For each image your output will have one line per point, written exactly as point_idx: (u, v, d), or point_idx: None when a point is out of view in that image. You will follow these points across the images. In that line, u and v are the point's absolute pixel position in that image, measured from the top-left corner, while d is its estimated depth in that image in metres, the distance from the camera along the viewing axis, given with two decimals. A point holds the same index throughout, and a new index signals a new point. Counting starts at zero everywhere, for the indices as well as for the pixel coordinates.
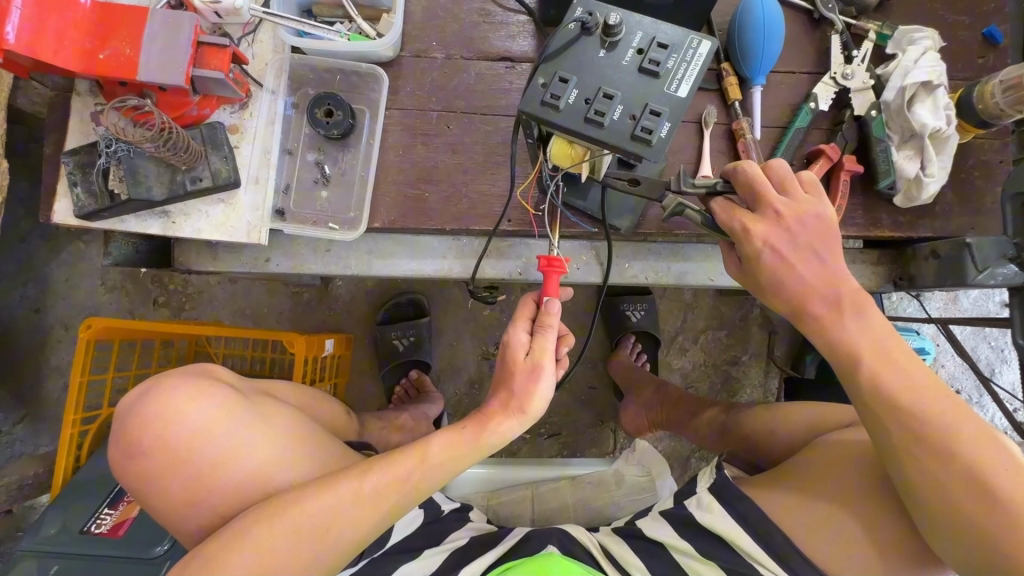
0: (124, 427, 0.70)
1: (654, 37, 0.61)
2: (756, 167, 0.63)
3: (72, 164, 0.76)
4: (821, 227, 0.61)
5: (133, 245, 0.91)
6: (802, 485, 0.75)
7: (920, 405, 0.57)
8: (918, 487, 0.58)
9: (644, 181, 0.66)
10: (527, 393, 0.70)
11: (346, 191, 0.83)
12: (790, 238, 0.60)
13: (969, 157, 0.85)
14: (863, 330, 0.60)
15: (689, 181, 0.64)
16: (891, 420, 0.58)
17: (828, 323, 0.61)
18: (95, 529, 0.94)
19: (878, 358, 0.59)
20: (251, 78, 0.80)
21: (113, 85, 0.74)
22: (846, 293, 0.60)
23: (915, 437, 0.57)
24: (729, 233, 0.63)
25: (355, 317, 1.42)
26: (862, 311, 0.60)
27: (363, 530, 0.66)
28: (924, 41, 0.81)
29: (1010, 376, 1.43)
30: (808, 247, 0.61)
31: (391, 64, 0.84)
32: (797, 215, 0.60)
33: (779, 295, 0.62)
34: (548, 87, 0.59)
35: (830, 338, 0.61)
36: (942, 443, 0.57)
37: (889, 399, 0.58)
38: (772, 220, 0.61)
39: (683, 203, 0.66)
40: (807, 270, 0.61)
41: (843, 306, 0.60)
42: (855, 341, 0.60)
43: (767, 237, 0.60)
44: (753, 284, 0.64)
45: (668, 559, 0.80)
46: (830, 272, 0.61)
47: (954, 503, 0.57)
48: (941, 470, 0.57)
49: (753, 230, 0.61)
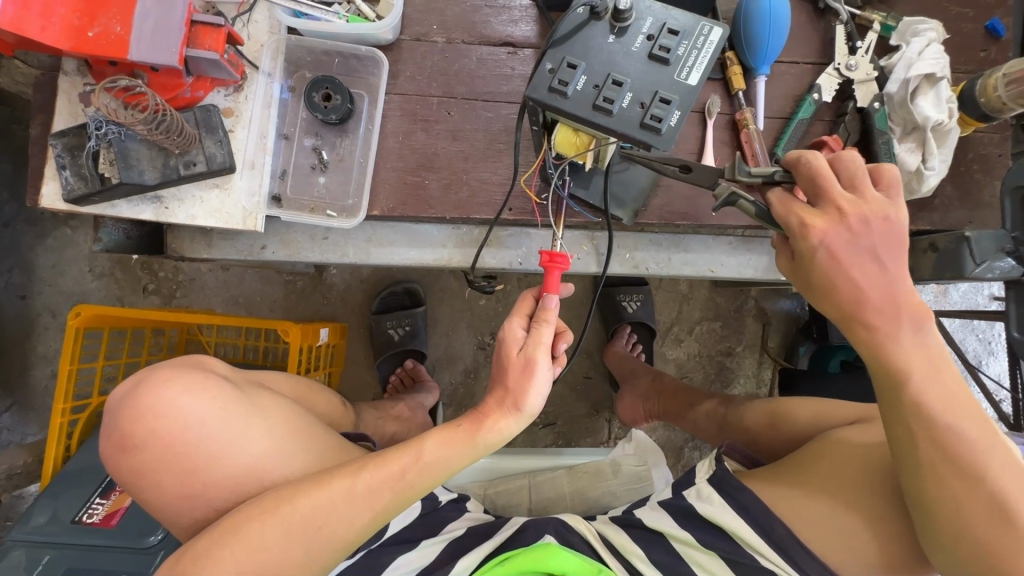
0: (116, 418, 0.68)
1: (664, 23, 0.59)
2: (820, 160, 0.61)
3: (60, 146, 0.73)
4: (887, 230, 0.58)
5: (123, 230, 0.87)
6: (812, 480, 0.75)
7: (962, 430, 0.58)
8: (938, 509, 0.59)
9: (697, 169, 0.65)
10: (522, 390, 0.69)
11: (343, 176, 0.81)
12: (852, 238, 0.58)
13: (968, 150, 0.86)
14: (921, 346, 0.59)
15: (745, 169, 0.63)
16: (931, 441, 0.59)
17: (884, 334, 0.59)
18: (86, 519, 0.93)
19: (930, 380, 0.58)
20: (247, 59, 0.78)
21: (103, 65, 0.72)
22: (908, 306, 0.58)
23: (951, 460, 0.58)
24: (786, 229, 0.61)
25: (350, 306, 1.41)
26: (922, 325, 0.58)
27: (356, 530, 0.65)
28: (928, 32, 0.81)
29: (997, 367, 1.46)
30: (869, 250, 0.58)
31: (391, 48, 0.82)
32: (863, 214, 0.58)
33: (832, 300, 0.60)
34: (556, 73, 0.57)
35: (883, 351, 0.59)
36: (976, 471, 0.58)
37: (931, 421, 0.58)
38: (834, 216, 0.58)
39: (738, 193, 0.63)
40: (863, 276, 0.58)
41: (904, 319, 0.58)
42: (909, 359, 0.59)
43: (827, 236, 0.58)
44: (804, 284, 0.62)
45: (668, 548, 0.81)
46: (889, 280, 0.58)
47: (971, 527, 0.58)
48: (968, 495, 0.58)
49: (811, 226, 0.58)
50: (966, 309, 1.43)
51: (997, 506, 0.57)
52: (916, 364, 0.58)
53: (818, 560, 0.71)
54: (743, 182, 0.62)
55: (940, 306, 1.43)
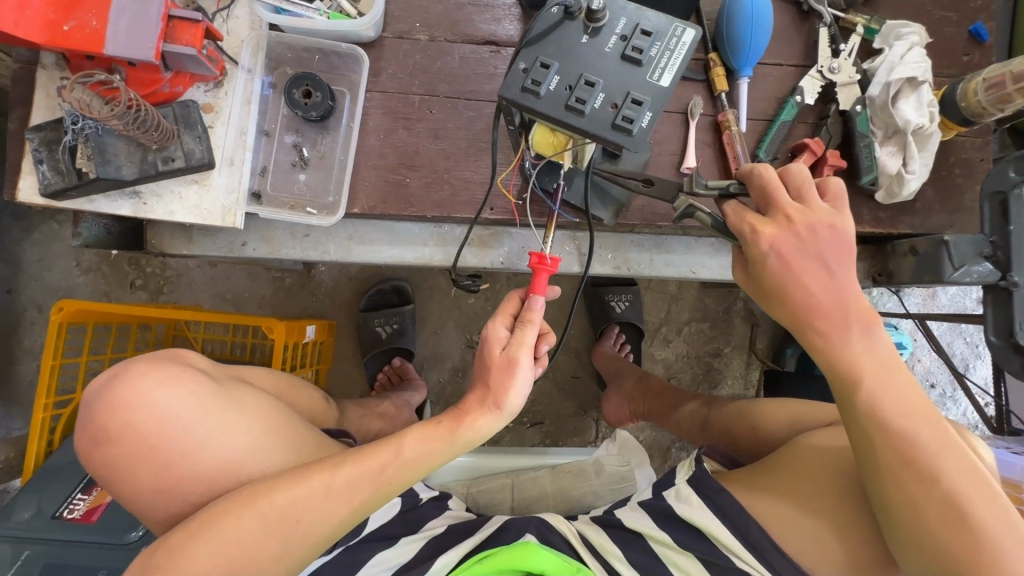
0: (91, 411, 0.68)
1: (638, 24, 0.59)
2: (772, 171, 0.63)
3: (36, 140, 0.73)
4: (834, 239, 0.60)
5: (104, 225, 0.87)
6: (783, 478, 0.76)
7: (914, 431, 0.59)
8: (897, 509, 0.60)
9: (658, 182, 0.69)
10: (503, 388, 0.69)
11: (324, 174, 0.81)
12: (800, 246, 0.59)
13: (950, 154, 0.86)
14: (870, 351, 0.60)
15: (701, 182, 0.64)
16: (885, 443, 0.60)
17: (835, 339, 0.60)
18: (67, 514, 0.93)
19: (881, 382, 0.60)
20: (226, 55, 0.77)
21: (80, 59, 0.71)
22: (857, 311, 0.60)
23: (907, 461, 0.59)
24: (739, 237, 0.62)
25: (337, 304, 1.40)
26: (870, 329, 0.60)
27: (333, 526, 0.65)
28: (910, 36, 0.81)
29: (983, 371, 1.46)
30: (818, 256, 0.60)
31: (374, 45, 0.82)
32: (811, 222, 0.60)
33: (786, 305, 0.61)
34: (529, 73, 0.57)
35: (835, 355, 0.61)
36: (931, 471, 0.59)
37: (883, 421, 0.60)
38: (783, 224, 0.60)
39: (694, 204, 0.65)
40: (815, 281, 0.60)
41: (853, 324, 0.60)
42: (861, 362, 0.60)
43: (776, 242, 0.60)
44: (757, 290, 0.63)
45: (648, 549, 0.81)
46: (838, 285, 0.60)
47: (928, 527, 0.59)
48: (925, 494, 0.59)
49: (761, 233, 0.60)
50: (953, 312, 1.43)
51: (952, 506, 0.58)
52: (867, 367, 0.60)
53: (793, 563, 0.71)
54: (699, 195, 0.64)
55: (927, 309, 1.43)
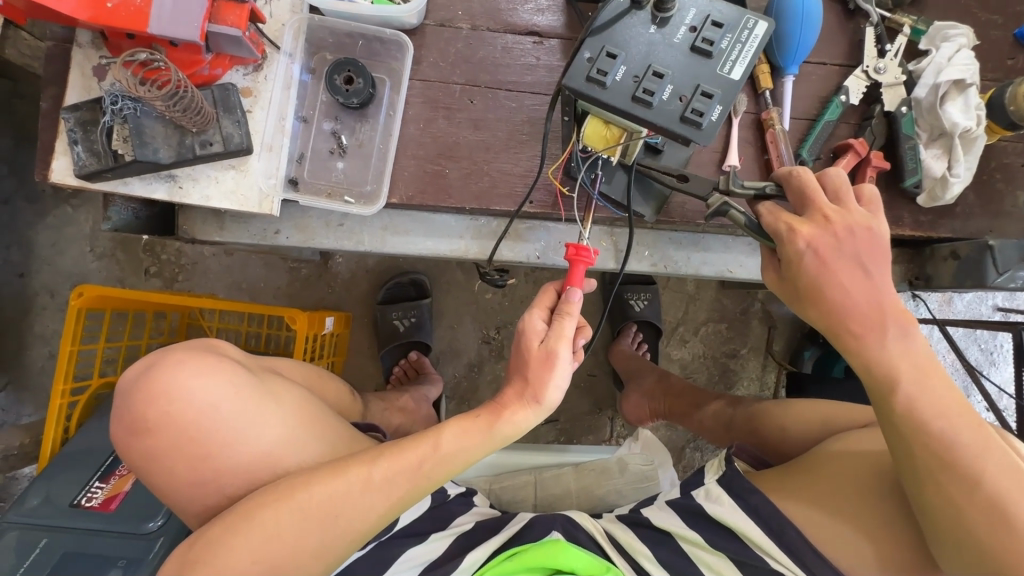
0: (127, 401, 0.67)
1: (708, 15, 0.59)
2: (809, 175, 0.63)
3: (73, 120, 0.71)
4: (871, 240, 0.59)
5: (132, 210, 0.86)
6: (813, 479, 0.75)
7: (953, 434, 0.57)
8: (938, 513, 0.59)
9: (693, 179, 0.69)
10: (541, 382, 0.68)
11: (363, 162, 0.80)
12: (837, 246, 0.58)
13: (992, 158, 0.85)
14: (907, 353, 0.58)
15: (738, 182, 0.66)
16: (923, 447, 0.58)
17: (870, 342, 0.58)
18: (85, 503, 0.91)
19: (919, 385, 0.58)
20: (268, 39, 0.76)
21: (120, 38, 0.70)
22: (892, 311, 0.58)
23: (944, 464, 0.58)
24: (774, 237, 0.61)
25: (354, 296, 1.39)
26: (907, 330, 0.58)
27: (370, 522, 0.64)
28: (958, 38, 0.80)
29: (998, 378, 1.46)
30: (854, 256, 0.58)
31: (415, 32, 0.80)
32: (848, 223, 0.59)
33: (819, 306, 0.60)
34: (594, 62, 0.57)
35: (871, 358, 0.59)
36: (971, 473, 0.57)
37: (922, 424, 0.58)
38: (819, 223, 0.59)
39: (730, 203, 0.65)
40: (851, 283, 0.58)
41: (889, 326, 0.58)
42: (898, 364, 0.58)
43: (812, 240, 0.59)
44: (791, 292, 0.62)
45: (678, 549, 0.81)
46: (875, 286, 0.58)
47: (968, 529, 0.57)
48: (966, 497, 0.57)
49: (798, 232, 0.59)
50: (970, 319, 1.43)
51: (995, 508, 0.56)
52: (904, 369, 0.58)
53: (826, 561, 0.70)
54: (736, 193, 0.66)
55: (945, 314, 1.43)
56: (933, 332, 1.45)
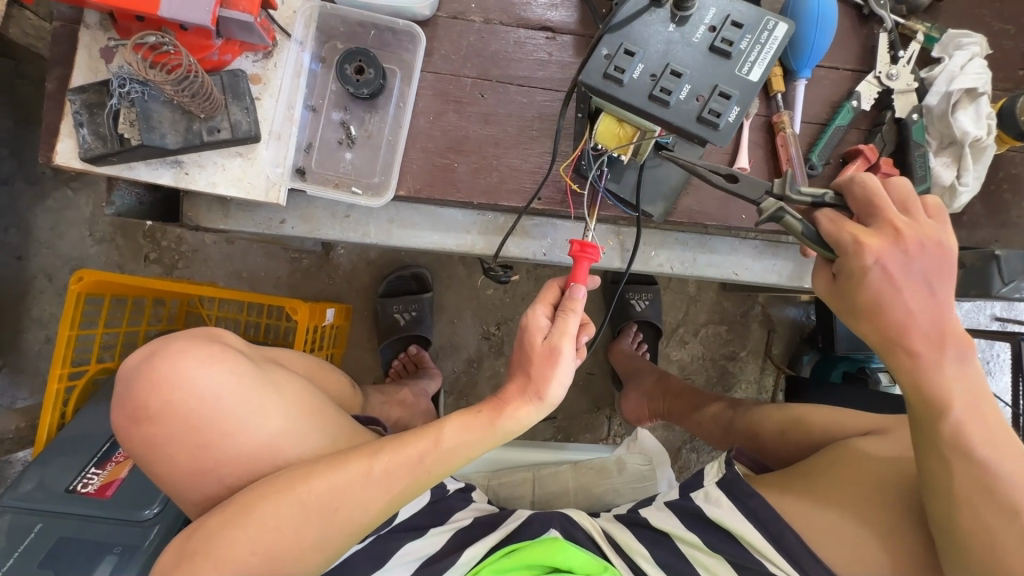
0: (129, 388, 0.66)
1: (727, 15, 0.58)
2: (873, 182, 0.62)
3: (78, 102, 0.70)
4: (941, 258, 0.58)
5: (135, 195, 0.85)
6: (839, 487, 0.74)
7: (996, 463, 0.57)
8: (974, 542, 0.58)
9: (744, 179, 0.63)
10: (544, 378, 0.67)
11: (371, 153, 0.79)
12: (907, 261, 0.58)
13: (1001, 168, 0.85)
14: (963, 377, 0.58)
15: (795, 187, 0.63)
16: (965, 471, 0.58)
17: (925, 363, 0.59)
18: (81, 488, 0.91)
19: (970, 412, 0.58)
20: (279, 25, 0.75)
21: (129, 20, 0.69)
22: (953, 335, 0.58)
23: (987, 490, 0.57)
24: (836, 247, 0.60)
25: (355, 288, 1.38)
26: (964, 354, 0.58)
27: (372, 514, 0.64)
28: (971, 46, 0.80)
29: (993, 387, 1.47)
30: (921, 274, 0.58)
31: (427, 24, 0.80)
32: (920, 238, 0.58)
33: (876, 321, 0.60)
34: (612, 59, 0.56)
35: (922, 377, 0.59)
36: (1011, 503, 0.56)
37: (969, 448, 0.58)
38: (890, 236, 0.58)
39: (786, 209, 0.60)
40: (914, 301, 0.58)
41: (949, 348, 0.58)
42: (952, 388, 0.58)
43: (881, 254, 0.58)
44: (847, 304, 0.61)
45: (674, 549, 0.81)
46: (939, 308, 0.58)
47: (1004, 560, 0.56)
48: (1006, 529, 0.56)
49: (866, 244, 0.58)
50: (968, 328, 1.44)
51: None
52: (958, 393, 0.58)
53: (823, 564, 0.69)
54: (793, 198, 0.63)
55: None
56: None
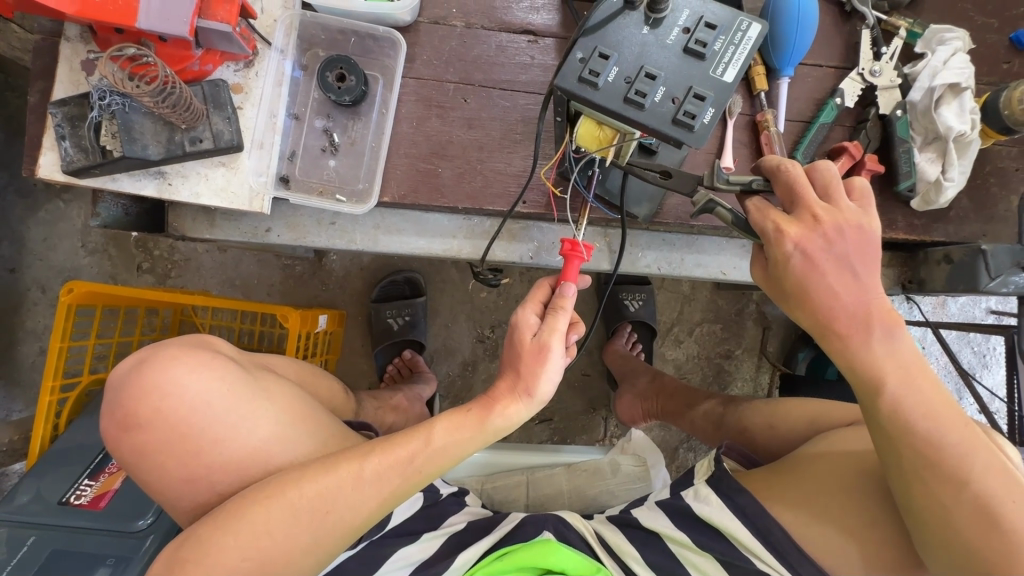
0: (119, 397, 0.66)
1: (701, 17, 0.58)
2: (799, 169, 0.61)
3: (60, 115, 0.70)
4: (860, 239, 0.57)
5: (122, 206, 0.85)
6: (799, 479, 0.74)
7: (939, 435, 0.57)
8: (926, 514, 0.59)
9: (677, 173, 0.63)
10: (534, 375, 0.67)
11: (355, 161, 0.79)
12: (827, 246, 0.57)
13: (986, 162, 0.85)
14: (893, 354, 0.58)
15: (724, 176, 0.62)
16: (908, 448, 0.58)
17: (855, 344, 0.58)
18: (74, 500, 0.91)
19: (905, 386, 0.57)
20: (259, 34, 0.75)
21: (108, 33, 0.69)
22: (878, 314, 0.57)
23: (929, 465, 0.57)
24: (762, 236, 0.60)
25: (349, 294, 1.38)
26: (892, 332, 0.57)
27: (361, 516, 0.64)
28: (953, 42, 0.80)
29: (990, 380, 1.47)
30: (844, 257, 0.57)
31: (409, 29, 0.80)
32: (837, 223, 0.57)
33: (807, 307, 0.59)
34: (587, 63, 0.56)
35: (856, 360, 0.59)
36: (959, 475, 0.57)
37: (910, 428, 0.57)
38: (808, 224, 0.58)
39: (716, 200, 0.63)
40: (839, 285, 0.57)
41: (874, 327, 0.57)
42: (883, 367, 0.58)
43: (801, 241, 0.57)
44: (778, 290, 0.61)
45: (664, 549, 0.81)
46: (863, 288, 0.58)
47: (960, 533, 0.57)
48: (955, 499, 0.57)
49: (786, 233, 0.58)
50: (963, 322, 1.43)
51: (983, 509, 0.56)
52: (889, 371, 0.57)
53: (813, 563, 0.70)
54: (721, 189, 0.62)
55: (938, 316, 1.44)
56: (927, 335, 1.46)
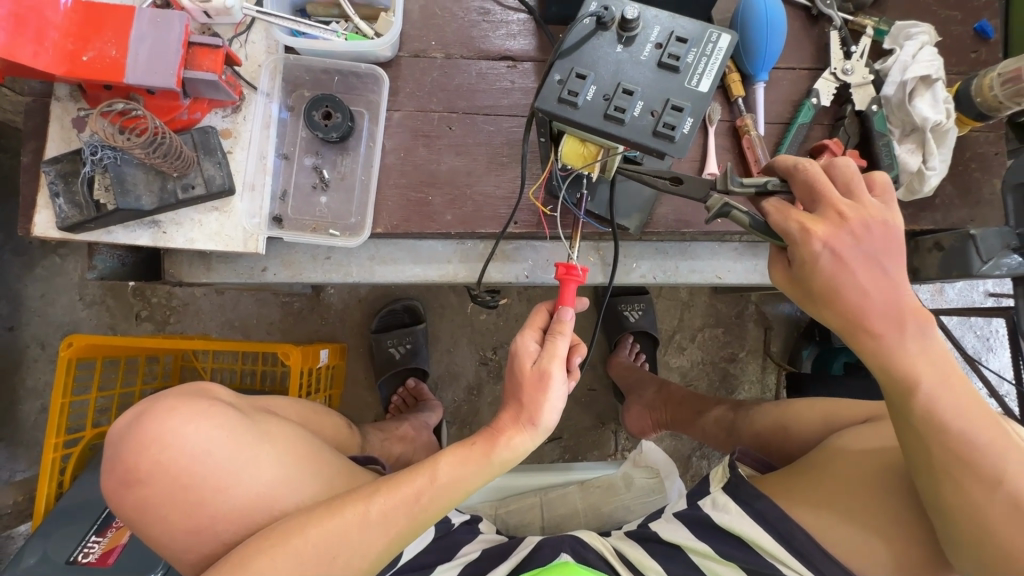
0: (118, 452, 0.66)
1: (672, 31, 0.60)
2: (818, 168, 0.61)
3: (53, 173, 0.71)
4: (889, 234, 0.58)
5: (118, 257, 0.85)
6: (823, 479, 0.72)
7: (973, 434, 0.57)
8: (958, 513, 0.58)
9: (688, 180, 0.65)
10: (536, 404, 0.67)
11: (346, 195, 0.80)
12: (856, 243, 0.57)
13: (966, 149, 0.87)
14: (926, 352, 0.57)
15: (737, 180, 0.62)
16: (943, 447, 0.57)
17: (889, 342, 0.57)
18: (82, 559, 0.89)
19: (939, 384, 0.57)
20: (245, 80, 0.77)
21: (97, 89, 0.71)
22: (909, 310, 0.57)
23: (966, 463, 0.57)
24: (785, 236, 0.59)
25: (349, 326, 1.38)
26: (925, 328, 0.57)
27: (369, 559, 0.63)
28: (920, 36, 0.82)
29: (997, 363, 1.46)
30: (872, 253, 0.57)
31: (390, 64, 0.82)
32: (864, 219, 0.57)
33: (835, 307, 0.58)
34: (565, 84, 0.58)
35: (888, 358, 0.58)
36: (996, 474, 0.57)
37: (945, 425, 0.57)
38: (835, 221, 0.57)
39: (732, 203, 0.61)
40: (869, 282, 0.57)
41: (908, 324, 0.57)
42: (917, 364, 0.57)
43: (830, 240, 0.57)
44: (804, 290, 0.60)
45: (687, 562, 0.79)
46: (893, 284, 0.57)
47: (993, 532, 0.57)
48: (988, 498, 0.57)
49: (814, 231, 0.57)
50: (963, 307, 1.44)
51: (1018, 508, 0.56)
52: (924, 369, 0.57)
53: (838, 564, 0.69)
54: (736, 192, 0.62)
55: (937, 303, 1.44)
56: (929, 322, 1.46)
